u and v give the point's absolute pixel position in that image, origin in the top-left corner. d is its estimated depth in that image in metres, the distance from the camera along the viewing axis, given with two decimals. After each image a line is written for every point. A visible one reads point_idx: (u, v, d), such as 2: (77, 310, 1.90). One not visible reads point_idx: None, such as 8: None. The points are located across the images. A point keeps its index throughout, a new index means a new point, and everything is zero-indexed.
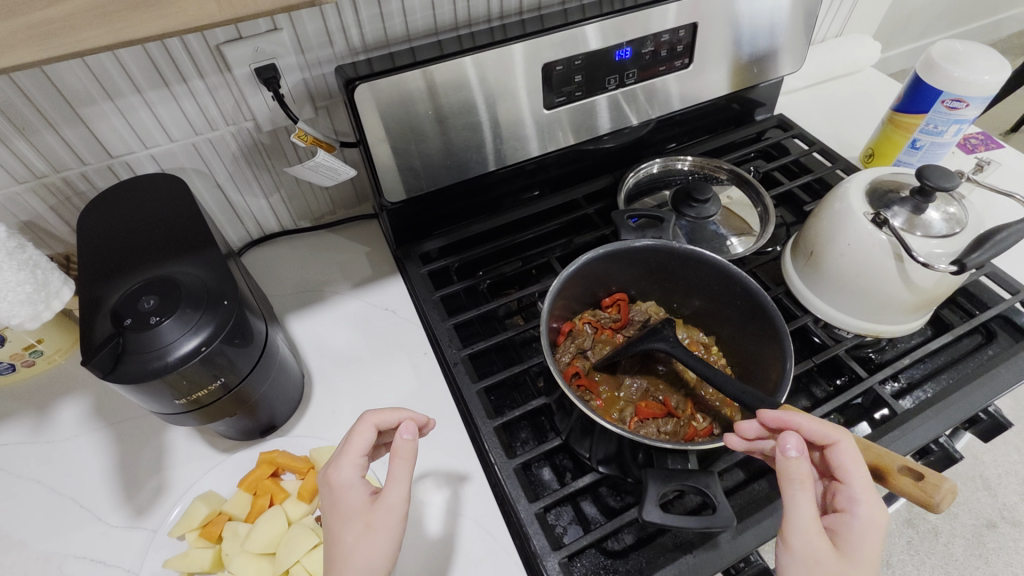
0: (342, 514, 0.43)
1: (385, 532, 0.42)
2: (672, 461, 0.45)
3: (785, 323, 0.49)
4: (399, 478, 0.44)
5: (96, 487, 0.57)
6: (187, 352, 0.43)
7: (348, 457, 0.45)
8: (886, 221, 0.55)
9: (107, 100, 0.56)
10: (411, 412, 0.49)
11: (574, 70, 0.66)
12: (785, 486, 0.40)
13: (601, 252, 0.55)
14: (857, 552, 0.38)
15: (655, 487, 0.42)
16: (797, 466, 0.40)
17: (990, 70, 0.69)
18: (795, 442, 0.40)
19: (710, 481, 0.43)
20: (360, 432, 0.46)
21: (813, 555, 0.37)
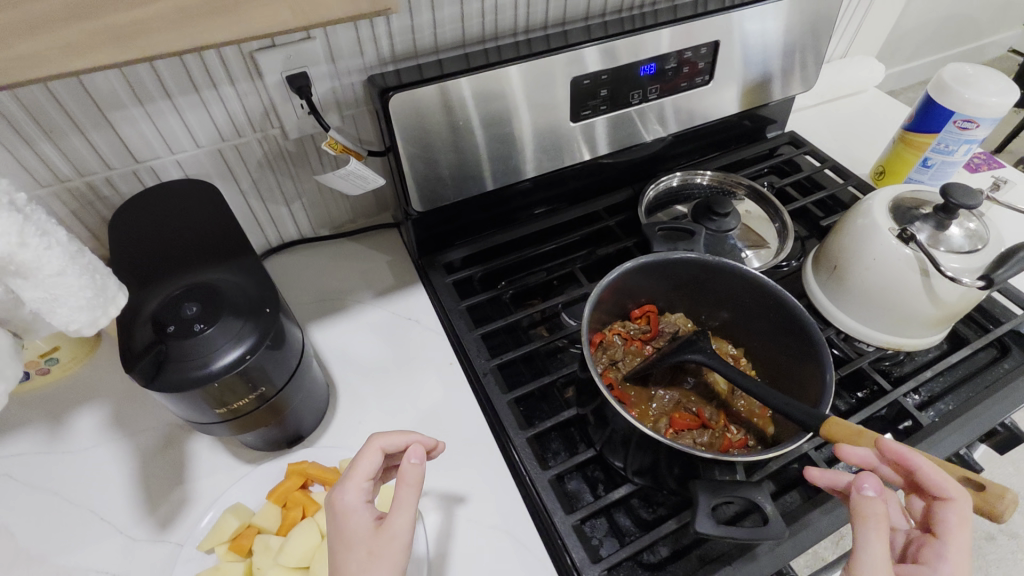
0: (347, 541, 0.43)
1: (389, 562, 0.41)
2: (721, 472, 0.45)
3: (822, 334, 0.50)
4: (404, 503, 0.43)
5: (116, 500, 0.55)
6: (230, 361, 0.42)
7: (353, 481, 0.45)
8: (913, 237, 0.56)
9: (138, 105, 0.56)
10: (417, 435, 0.50)
11: (600, 85, 0.67)
12: (859, 521, 0.38)
13: (634, 265, 0.56)
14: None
15: (705, 496, 0.41)
16: (871, 503, 0.38)
17: (1000, 92, 0.71)
18: (873, 482, 0.39)
19: (761, 492, 0.41)
20: (367, 455, 0.47)
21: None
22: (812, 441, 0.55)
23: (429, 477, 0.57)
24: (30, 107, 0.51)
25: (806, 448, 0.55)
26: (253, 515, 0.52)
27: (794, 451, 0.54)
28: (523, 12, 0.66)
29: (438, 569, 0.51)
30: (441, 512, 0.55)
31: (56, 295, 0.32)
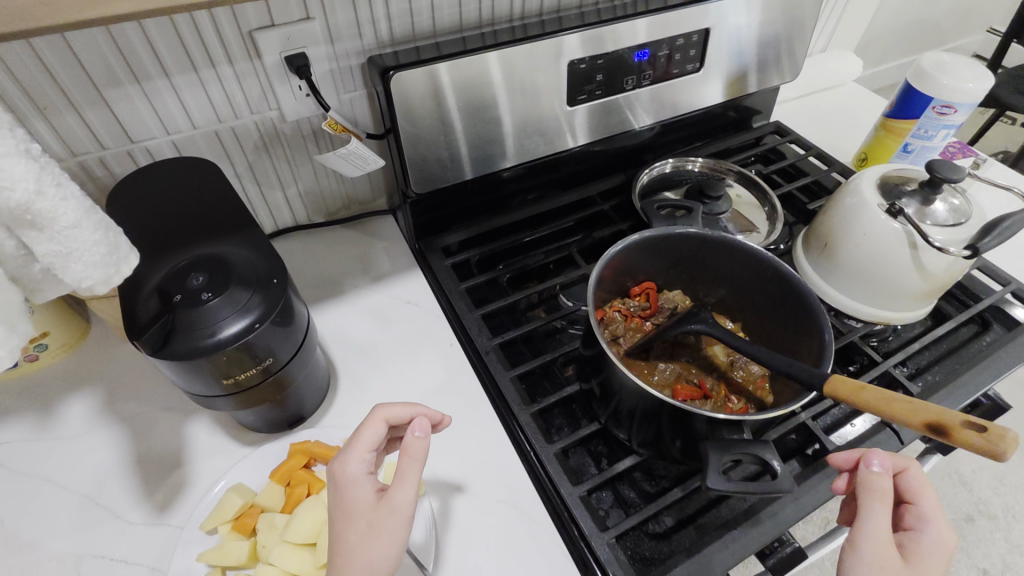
0: (347, 512, 0.42)
1: (389, 535, 0.41)
2: (729, 432, 0.46)
3: (819, 302, 0.51)
4: (407, 478, 0.42)
5: (112, 484, 0.54)
6: (236, 332, 0.41)
7: (357, 451, 0.44)
8: (901, 210, 0.58)
9: (134, 83, 0.55)
10: (421, 408, 0.49)
11: (596, 69, 0.68)
12: (864, 495, 0.44)
13: (635, 239, 0.56)
14: (924, 563, 0.42)
15: (716, 454, 0.42)
16: (875, 478, 0.44)
17: (975, 79, 0.74)
18: (879, 458, 0.45)
19: (767, 449, 0.43)
20: (371, 425, 0.46)
21: (880, 561, 0.41)
22: (812, 410, 0.56)
23: (433, 455, 0.57)
24: (23, 82, 0.50)
25: (805, 417, 0.56)
26: (255, 495, 0.51)
27: (790, 420, 0.55)
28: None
29: (445, 543, 0.51)
30: (447, 488, 0.55)
31: (71, 247, 0.32)
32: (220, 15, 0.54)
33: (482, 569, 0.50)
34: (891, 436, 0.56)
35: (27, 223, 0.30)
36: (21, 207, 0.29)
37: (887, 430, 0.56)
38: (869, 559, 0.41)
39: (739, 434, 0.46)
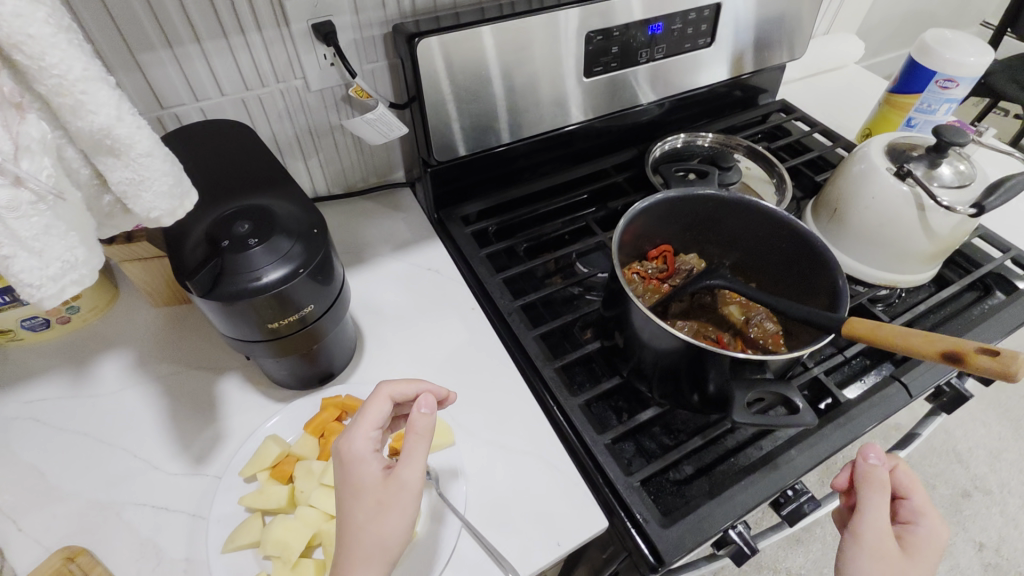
0: (354, 490, 0.41)
1: (398, 511, 0.40)
2: (751, 372, 0.49)
3: (833, 256, 0.53)
4: (415, 454, 0.41)
5: (149, 438, 0.56)
6: (276, 280, 0.43)
7: (362, 429, 0.43)
8: (909, 172, 0.60)
9: (166, 48, 0.56)
10: (426, 384, 0.48)
11: (613, 41, 0.70)
12: (866, 489, 0.47)
13: (656, 199, 0.58)
14: (919, 552, 0.47)
15: (740, 393, 0.48)
16: (876, 472, 0.48)
17: (977, 53, 0.76)
18: (876, 453, 0.49)
19: (790, 389, 0.48)
20: (375, 404, 0.45)
21: (878, 551, 0.45)
22: (823, 366, 0.59)
23: (459, 410, 0.59)
24: None
25: (816, 371, 0.59)
26: (290, 446, 0.53)
27: (803, 375, 0.58)
28: None
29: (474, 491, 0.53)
30: (475, 441, 0.56)
31: (144, 175, 0.31)
32: None
33: (512, 513, 0.52)
34: (901, 390, 0.58)
35: (106, 149, 0.29)
36: (101, 131, 0.29)
37: (897, 384, 0.58)
38: (870, 549, 0.45)
39: (761, 373, 0.49)
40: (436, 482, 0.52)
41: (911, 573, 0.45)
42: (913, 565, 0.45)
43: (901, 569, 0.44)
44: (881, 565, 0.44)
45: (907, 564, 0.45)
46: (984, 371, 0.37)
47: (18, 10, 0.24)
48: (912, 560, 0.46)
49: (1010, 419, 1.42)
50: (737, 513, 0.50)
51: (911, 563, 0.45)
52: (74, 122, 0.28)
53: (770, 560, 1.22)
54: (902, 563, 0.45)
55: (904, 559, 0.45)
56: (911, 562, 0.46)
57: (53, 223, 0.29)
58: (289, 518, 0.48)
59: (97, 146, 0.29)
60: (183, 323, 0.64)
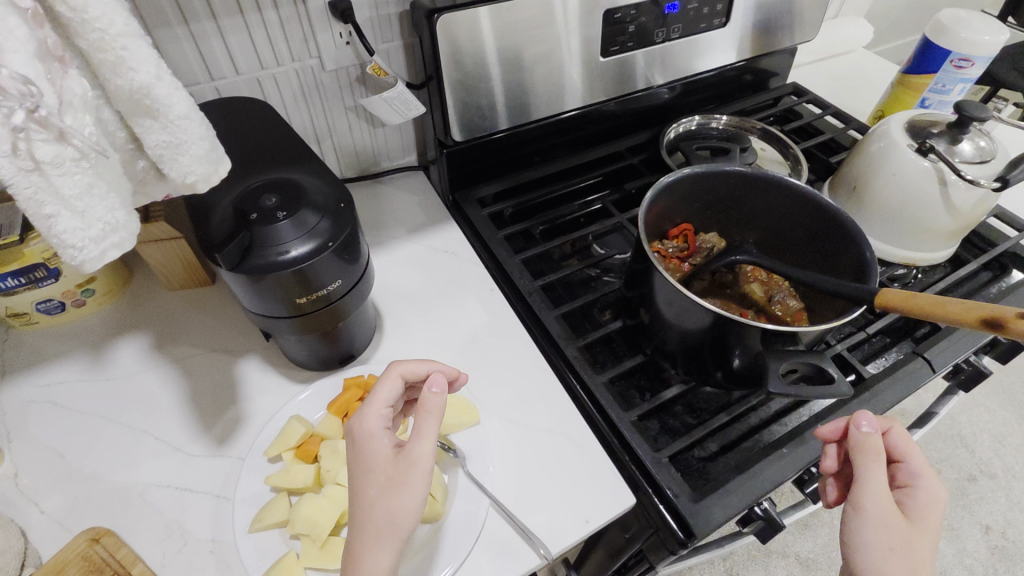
0: (365, 467, 0.40)
1: (410, 488, 0.39)
2: (783, 343, 0.49)
3: (861, 230, 0.53)
4: (426, 431, 0.40)
5: (170, 420, 0.55)
6: (301, 254, 0.42)
7: (373, 407, 0.42)
8: (931, 147, 0.60)
9: (182, 24, 0.55)
10: (439, 364, 0.47)
11: (630, 20, 0.69)
12: (860, 458, 0.43)
13: (681, 175, 0.58)
14: (925, 520, 0.41)
15: (775, 363, 0.47)
16: (870, 441, 0.43)
17: (991, 32, 0.75)
18: (868, 420, 0.44)
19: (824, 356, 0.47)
20: (386, 383, 0.44)
21: (885, 522, 0.40)
22: (846, 343, 0.59)
23: (481, 390, 0.58)
24: None
25: (839, 348, 0.59)
26: (314, 426, 0.53)
27: (827, 351, 0.58)
28: None
29: (500, 470, 0.53)
30: (498, 421, 0.56)
31: (182, 139, 0.31)
32: None
33: (539, 491, 0.51)
34: (924, 365, 0.58)
35: (144, 110, 0.30)
36: (140, 90, 0.29)
37: (920, 360, 0.58)
38: (874, 521, 0.40)
39: (792, 345, 0.49)
40: (463, 460, 0.52)
41: (917, 546, 0.39)
42: (919, 537, 0.40)
43: (907, 542, 0.39)
44: (887, 536, 0.39)
45: (912, 536, 0.40)
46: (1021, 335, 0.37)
47: None
48: (917, 531, 0.40)
49: (1014, 404, 1.42)
50: (764, 488, 0.50)
51: (916, 535, 0.40)
52: (116, 80, 0.28)
53: (778, 545, 1.22)
54: (906, 536, 0.39)
55: (908, 529, 0.40)
56: (913, 534, 0.40)
57: (94, 181, 0.29)
58: (317, 497, 0.47)
59: (135, 106, 0.29)
60: (199, 306, 0.64)
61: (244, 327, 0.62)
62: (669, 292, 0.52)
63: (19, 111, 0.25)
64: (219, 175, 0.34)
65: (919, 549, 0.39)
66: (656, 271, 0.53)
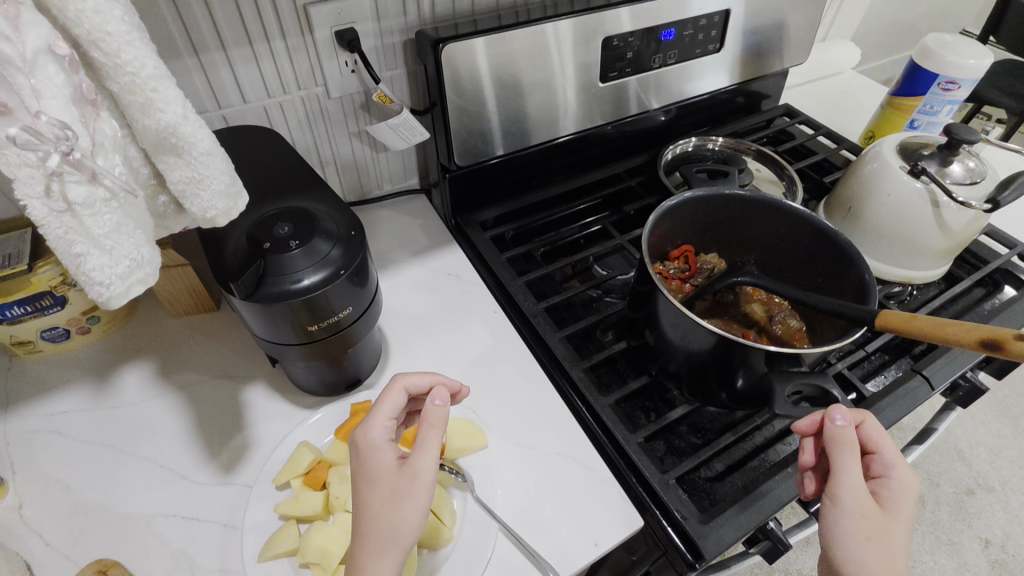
0: (369, 478, 0.40)
1: (413, 501, 0.39)
2: (788, 364, 0.49)
3: (859, 251, 0.55)
4: (429, 444, 0.41)
5: (176, 448, 0.55)
6: (312, 283, 0.43)
7: (377, 417, 0.43)
8: (923, 170, 0.62)
9: (192, 55, 0.56)
10: (442, 378, 0.48)
11: (627, 47, 0.71)
12: (835, 451, 0.43)
13: (683, 198, 0.59)
14: (899, 508, 0.41)
15: (781, 386, 0.48)
16: (845, 433, 0.43)
17: (976, 55, 0.78)
18: (841, 412, 0.44)
19: (828, 379, 0.48)
20: (390, 394, 0.44)
21: (862, 512, 0.40)
22: (846, 361, 0.60)
23: (488, 413, 0.58)
24: None
25: (840, 366, 0.60)
26: (322, 452, 0.53)
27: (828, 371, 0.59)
28: None
29: (507, 493, 0.53)
30: (505, 444, 0.56)
31: (203, 175, 0.34)
32: None
33: (547, 513, 0.52)
34: (923, 382, 0.59)
35: (169, 148, 0.32)
36: (167, 129, 0.31)
37: (919, 377, 0.59)
38: (851, 511, 0.40)
39: (797, 366, 0.49)
40: (471, 484, 0.52)
41: (892, 535, 0.39)
42: (894, 525, 0.40)
43: (883, 530, 0.40)
44: (866, 526, 0.40)
45: (887, 525, 0.40)
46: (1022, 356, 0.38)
47: (99, 8, 0.27)
48: (892, 520, 0.40)
49: (1008, 416, 1.43)
50: (772, 508, 0.50)
51: (890, 523, 0.40)
52: (143, 120, 0.31)
53: (780, 562, 1.22)
54: (881, 524, 0.40)
55: (882, 518, 0.40)
56: (887, 522, 0.40)
57: (123, 221, 0.32)
58: (327, 525, 0.47)
59: (160, 144, 0.32)
60: (204, 332, 0.64)
61: (249, 353, 0.62)
62: (673, 314, 0.53)
63: (55, 154, 0.27)
64: (237, 208, 0.37)
65: (894, 537, 0.39)
66: (660, 293, 0.53)
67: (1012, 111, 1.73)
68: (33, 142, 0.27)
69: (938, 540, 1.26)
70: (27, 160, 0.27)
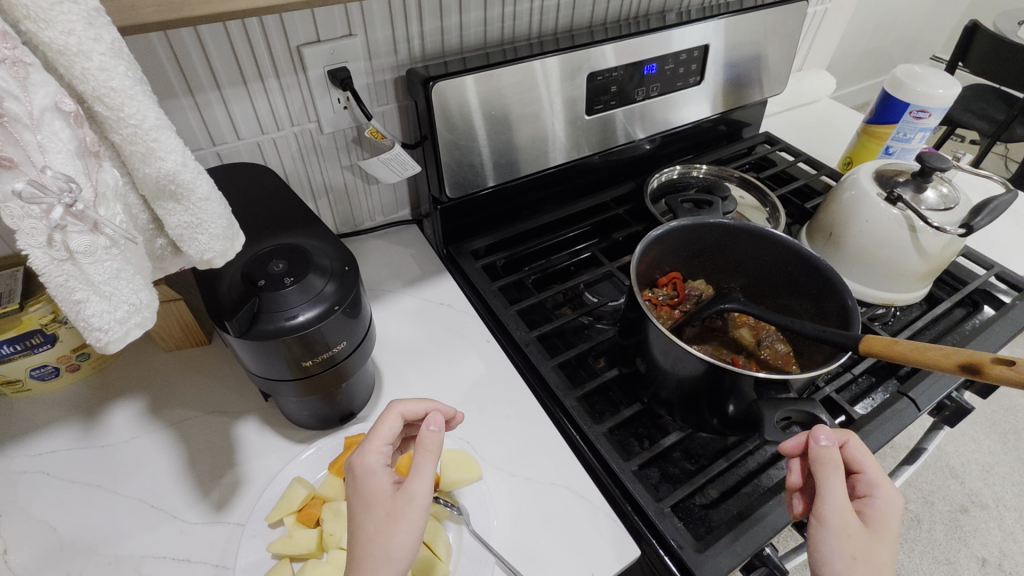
0: (364, 503, 0.40)
1: (408, 524, 0.39)
2: (777, 390, 0.50)
3: (841, 278, 0.56)
4: (424, 468, 0.41)
5: (167, 486, 0.54)
6: (306, 319, 0.43)
7: (374, 443, 0.43)
8: (899, 197, 0.64)
9: (188, 95, 0.57)
10: (437, 404, 0.48)
11: (611, 82, 0.73)
12: (820, 470, 0.43)
13: (669, 227, 0.60)
14: (884, 527, 0.42)
15: (770, 412, 0.48)
16: (829, 453, 0.44)
17: (944, 86, 0.82)
18: (826, 432, 0.45)
19: (815, 405, 0.48)
20: (386, 421, 0.45)
21: (847, 531, 0.41)
22: (834, 384, 0.61)
23: (482, 444, 0.58)
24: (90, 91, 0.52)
25: (828, 390, 0.61)
26: (316, 487, 0.53)
27: (817, 395, 0.60)
28: (536, 19, 0.71)
29: (502, 524, 0.53)
30: (500, 474, 0.56)
31: (202, 219, 0.35)
32: (272, 32, 0.57)
33: (543, 544, 0.51)
34: (910, 404, 0.60)
35: (168, 194, 0.33)
36: (167, 176, 0.32)
37: (905, 399, 0.60)
38: (836, 530, 0.41)
39: (785, 392, 0.50)
40: (467, 516, 0.52)
41: (877, 553, 0.40)
42: (879, 544, 0.41)
43: (869, 549, 0.40)
44: (851, 545, 0.40)
45: (873, 543, 0.41)
46: (1003, 381, 0.39)
47: (105, 66, 0.29)
48: (877, 539, 0.41)
49: (998, 433, 1.45)
50: (767, 534, 0.51)
51: (875, 541, 0.41)
52: (144, 168, 0.32)
53: None
54: (866, 542, 0.41)
55: (868, 537, 0.41)
56: (872, 541, 0.41)
57: (122, 266, 0.32)
58: (322, 563, 0.47)
59: (159, 191, 0.33)
60: (195, 366, 0.64)
61: (241, 388, 0.62)
62: (664, 342, 0.54)
63: (58, 206, 0.28)
64: (234, 250, 0.38)
65: (879, 556, 0.40)
66: (650, 321, 0.54)
67: (985, 133, 1.79)
68: (37, 195, 0.28)
69: (935, 560, 1.26)
70: (30, 212, 0.28)
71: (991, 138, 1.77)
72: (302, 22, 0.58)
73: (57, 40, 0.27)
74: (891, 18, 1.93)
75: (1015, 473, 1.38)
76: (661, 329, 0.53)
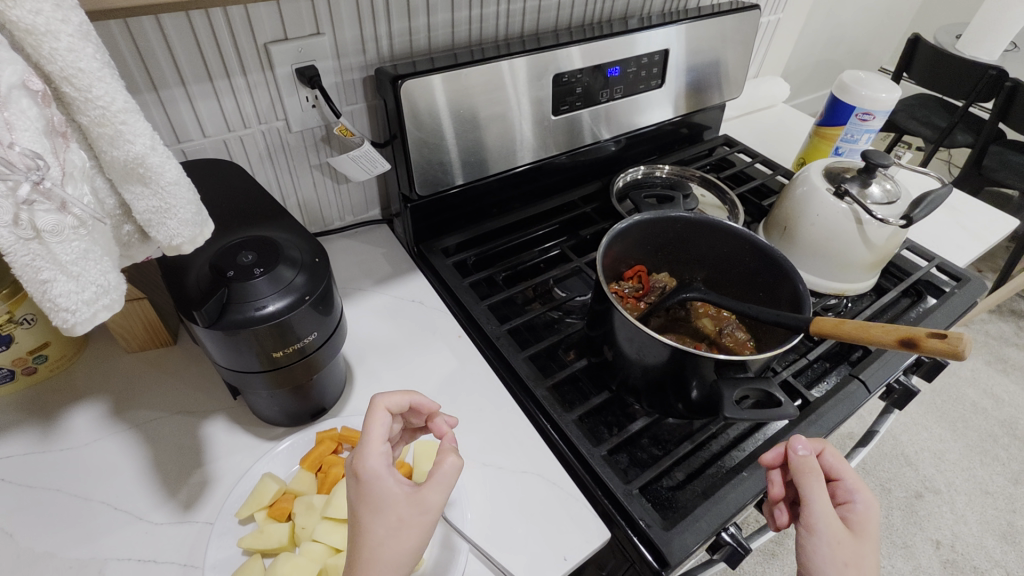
0: (373, 506, 0.39)
1: (419, 530, 0.39)
2: (735, 370, 0.52)
3: (793, 265, 0.59)
4: (443, 479, 0.40)
5: (132, 488, 0.53)
6: (274, 311, 0.43)
7: (373, 445, 0.41)
8: (846, 192, 0.68)
9: (152, 91, 0.56)
10: (420, 396, 0.47)
11: (575, 83, 0.76)
12: (803, 479, 0.46)
13: (633, 220, 0.63)
14: (867, 532, 0.45)
15: (729, 391, 0.51)
16: (808, 461, 0.47)
17: (886, 89, 0.87)
18: (802, 442, 0.48)
19: (768, 382, 0.52)
20: (376, 418, 0.42)
21: (836, 538, 0.44)
22: (790, 369, 0.64)
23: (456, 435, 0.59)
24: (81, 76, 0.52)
25: (785, 374, 0.64)
26: (287, 482, 0.52)
27: (775, 378, 0.63)
28: (503, 22, 0.73)
29: (474, 512, 0.53)
30: (474, 464, 0.57)
31: (170, 204, 0.35)
32: (238, 27, 0.57)
33: (516, 530, 0.52)
34: (860, 386, 0.63)
35: (137, 177, 0.34)
36: (135, 160, 0.33)
37: (857, 381, 0.64)
38: (827, 538, 0.43)
39: (744, 372, 0.52)
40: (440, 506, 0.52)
41: (864, 558, 0.43)
42: (864, 548, 0.44)
43: (857, 555, 0.43)
44: (841, 551, 0.43)
45: (859, 549, 0.44)
46: (935, 352, 0.42)
47: (72, 47, 0.29)
48: (862, 544, 0.44)
49: (947, 421, 1.53)
50: (730, 511, 0.53)
51: (862, 547, 0.44)
52: (112, 151, 0.32)
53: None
54: (854, 548, 0.44)
55: (855, 542, 0.44)
56: (859, 546, 0.44)
57: (90, 247, 0.32)
58: (294, 555, 0.47)
59: (127, 174, 0.33)
60: (160, 367, 0.62)
61: (209, 387, 0.61)
62: (629, 330, 0.56)
63: (25, 183, 0.29)
64: (202, 236, 0.38)
65: (867, 561, 0.43)
66: (616, 310, 0.56)
67: (928, 139, 1.89)
68: (2, 171, 0.28)
69: (892, 544, 1.31)
70: None
71: (934, 144, 1.87)
72: (269, 20, 0.58)
73: (24, 19, 0.27)
74: (838, 33, 2.04)
75: (964, 459, 1.45)
76: (625, 316, 0.55)
